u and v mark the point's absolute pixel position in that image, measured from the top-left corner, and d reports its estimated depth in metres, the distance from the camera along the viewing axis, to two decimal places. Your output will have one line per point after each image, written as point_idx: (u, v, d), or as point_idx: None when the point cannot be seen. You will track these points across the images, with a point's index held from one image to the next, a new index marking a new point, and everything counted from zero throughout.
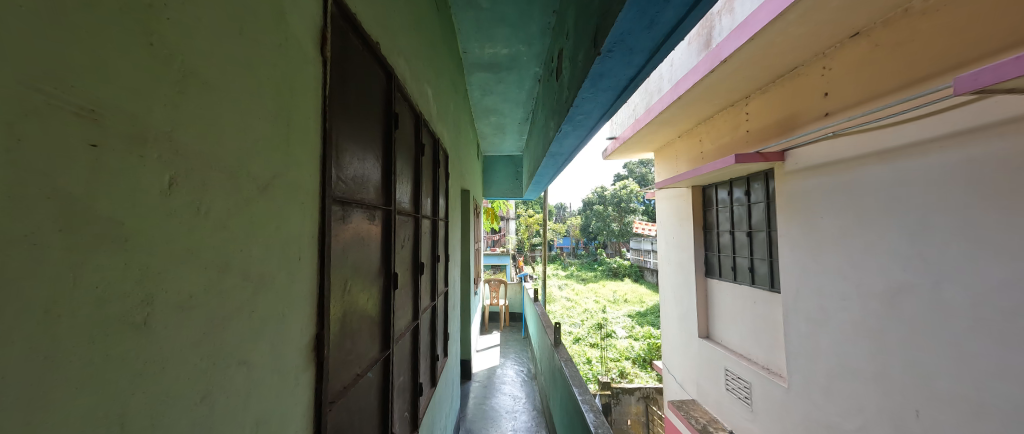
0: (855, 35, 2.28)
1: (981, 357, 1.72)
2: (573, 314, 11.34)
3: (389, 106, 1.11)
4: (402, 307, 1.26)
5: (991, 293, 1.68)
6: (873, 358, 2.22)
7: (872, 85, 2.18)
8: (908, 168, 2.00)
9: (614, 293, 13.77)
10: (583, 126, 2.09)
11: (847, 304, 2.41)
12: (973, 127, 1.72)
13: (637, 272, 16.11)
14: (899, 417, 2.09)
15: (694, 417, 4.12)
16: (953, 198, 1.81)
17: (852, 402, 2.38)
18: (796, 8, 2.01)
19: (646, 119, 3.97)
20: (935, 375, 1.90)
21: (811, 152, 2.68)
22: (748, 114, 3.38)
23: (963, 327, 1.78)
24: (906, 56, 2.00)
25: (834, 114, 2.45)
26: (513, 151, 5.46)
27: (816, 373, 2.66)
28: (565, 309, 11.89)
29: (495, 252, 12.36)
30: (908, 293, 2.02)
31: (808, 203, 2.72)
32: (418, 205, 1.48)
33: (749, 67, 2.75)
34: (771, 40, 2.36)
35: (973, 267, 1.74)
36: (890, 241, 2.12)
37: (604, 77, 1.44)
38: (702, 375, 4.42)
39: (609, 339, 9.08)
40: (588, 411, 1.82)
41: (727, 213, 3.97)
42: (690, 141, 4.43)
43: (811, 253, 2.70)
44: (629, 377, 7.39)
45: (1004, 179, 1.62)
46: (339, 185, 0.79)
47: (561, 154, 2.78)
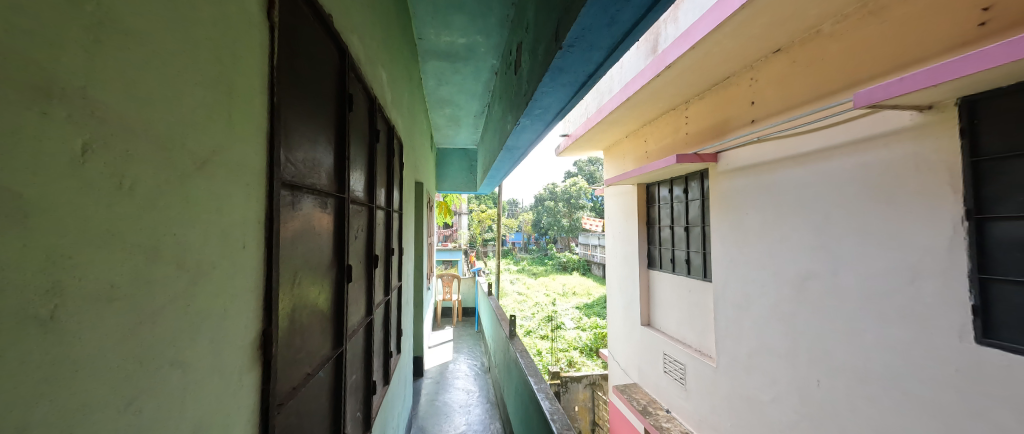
0: (777, 51, 2.54)
1: (867, 333, 2.01)
2: (524, 307, 11.61)
3: (343, 86, 1.03)
4: (355, 303, 1.19)
5: (875, 279, 1.96)
6: (787, 337, 2.51)
7: (791, 96, 2.45)
8: (819, 170, 2.27)
9: (563, 286, 14.27)
10: (540, 121, 2.12)
11: (766, 291, 2.70)
12: (866, 137, 1.99)
13: (586, 266, 16.83)
14: (806, 389, 2.38)
15: (635, 400, 4.41)
16: (850, 197, 2.08)
17: (769, 376, 2.69)
18: (730, 22, 2.18)
19: (597, 118, 4.13)
20: (834, 349, 2.19)
21: (740, 154, 2.95)
22: (687, 118, 3.63)
23: (855, 308, 2.07)
24: (817, 73, 2.26)
25: (760, 121, 2.72)
26: (467, 144, 5.40)
27: (740, 352, 2.96)
28: (517, 303, 12.12)
29: (448, 248, 12.20)
30: (815, 280, 2.30)
31: (737, 201, 2.99)
32: (372, 195, 1.40)
33: (690, 73, 2.95)
34: (710, 50, 2.54)
35: (864, 257, 2.02)
36: (802, 235, 2.40)
37: (565, 72, 1.44)
38: (643, 360, 4.70)
39: (558, 331, 9.41)
40: (544, 399, 1.87)
41: (668, 209, 4.25)
42: (636, 141, 4.68)
43: (738, 245, 2.98)
44: (576, 366, 7.74)
45: (888, 182, 1.89)
46: (288, 167, 0.72)
47: (517, 148, 2.80)
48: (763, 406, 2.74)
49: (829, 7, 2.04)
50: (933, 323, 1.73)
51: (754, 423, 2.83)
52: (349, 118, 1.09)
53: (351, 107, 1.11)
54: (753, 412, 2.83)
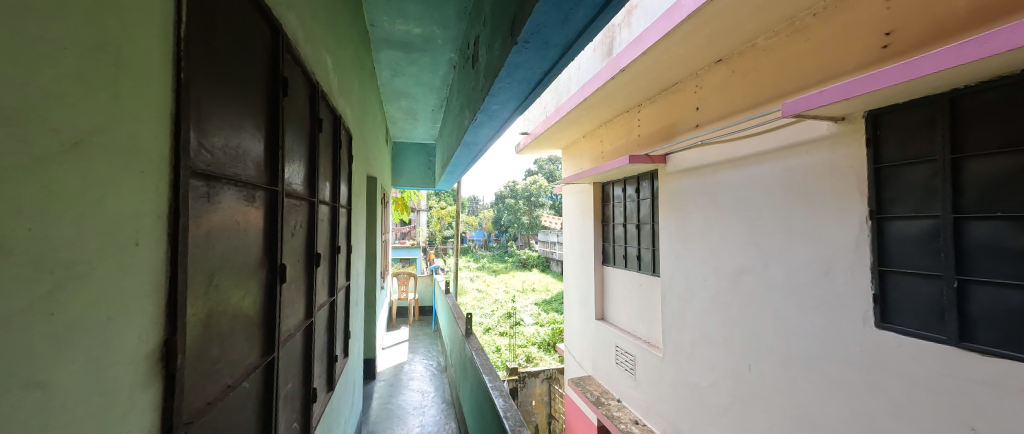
0: (718, 61, 2.72)
1: (790, 321, 2.22)
2: (484, 305, 11.60)
3: (275, 68, 0.95)
4: (291, 305, 1.10)
5: (797, 272, 2.17)
6: (724, 327, 2.72)
7: (730, 104, 2.63)
8: (753, 173, 2.46)
9: (523, 283, 14.44)
10: (497, 117, 2.10)
11: (707, 284, 2.88)
12: (792, 144, 2.19)
13: (545, 263, 17.13)
14: (740, 374, 2.58)
15: (589, 391, 4.56)
16: (778, 198, 2.28)
17: (708, 364, 2.89)
18: (677, 31, 2.30)
19: (556, 117, 4.19)
20: (763, 337, 2.40)
21: (686, 156, 3.12)
22: (640, 120, 3.79)
23: (781, 299, 2.27)
24: (752, 84, 2.45)
25: (703, 126, 2.91)
26: (425, 138, 5.25)
27: (683, 342, 3.16)
28: (476, 300, 12.08)
29: (405, 246, 11.85)
30: (749, 273, 2.50)
31: (682, 200, 3.18)
32: (313, 189, 1.31)
33: (642, 78, 3.08)
34: (660, 56, 2.66)
35: (789, 253, 2.22)
36: (737, 232, 2.60)
37: (520, 68, 1.44)
38: (597, 353, 4.86)
39: (517, 327, 9.51)
40: (498, 396, 1.87)
41: (621, 208, 4.42)
42: (593, 141, 4.82)
43: (683, 242, 3.16)
44: (534, 361, 7.87)
45: (808, 185, 2.10)
46: (201, 156, 0.64)
47: (474, 144, 2.75)
48: (703, 391, 2.93)
49: (763, 23, 2.21)
50: (842, 310, 1.94)
51: (695, 408, 3.02)
52: (284, 104, 1.00)
53: (286, 93, 1.02)
54: (694, 397, 3.03)
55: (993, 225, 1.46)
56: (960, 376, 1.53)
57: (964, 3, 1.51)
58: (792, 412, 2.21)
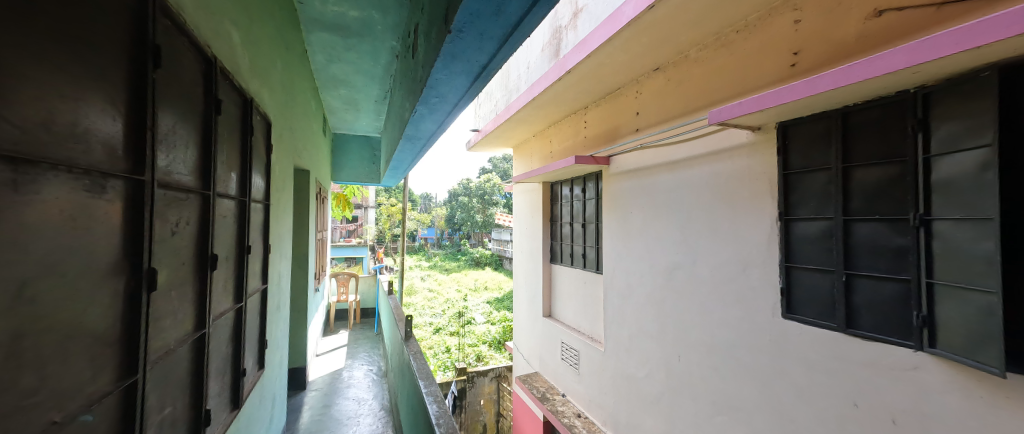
0: (656, 69, 2.87)
1: (714, 314, 2.40)
2: (435, 304, 11.36)
3: (141, 30, 0.74)
4: (174, 314, 0.91)
5: (721, 268, 2.35)
6: (659, 320, 2.87)
7: (666, 111, 2.78)
8: (684, 176, 2.63)
9: (475, 282, 14.37)
10: (440, 111, 2.00)
11: (645, 281, 3.03)
12: (717, 150, 2.36)
13: (497, 262, 17.20)
14: (671, 365, 2.74)
15: (535, 388, 4.61)
16: (705, 200, 2.45)
17: (644, 356, 3.04)
18: (618, 37, 2.38)
19: (505, 115, 4.18)
20: (691, 329, 2.57)
21: (627, 158, 3.26)
22: (586, 122, 3.89)
23: (707, 293, 2.44)
24: (685, 92, 2.61)
25: (642, 130, 3.05)
26: (369, 131, 4.97)
27: (622, 336, 3.30)
28: (427, 300, 11.80)
29: (351, 244, 11.23)
30: (680, 270, 2.67)
31: (623, 201, 3.31)
32: (210, 181, 1.10)
33: (587, 81, 3.15)
34: (603, 60, 2.74)
35: (713, 250, 2.40)
36: (670, 231, 2.76)
37: (458, 59, 1.38)
38: (544, 350, 4.94)
39: (468, 326, 9.43)
40: (432, 403, 1.81)
41: (568, 207, 4.52)
42: (542, 141, 4.88)
43: (624, 241, 3.30)
44: (484, 360, 7.83)
45: (731, 188, 2.27)
46: (5, 132, 0.48)
47: (418, 138, 2.60)
48: (639, 382, 3.09)
49: (694, 36, 2.36)
50: (757, 303, 2.13)
51: (632, 399, 3.17)
52: (156, 76, 0.79)
53: (161, 63, 0.81)
54: (632, 389, 3.18)
55: (873, 226, 1.67)
56: (848, 357, 1.74)
57: (854, 30, 1.70)
58: (714, 397, 2.39)
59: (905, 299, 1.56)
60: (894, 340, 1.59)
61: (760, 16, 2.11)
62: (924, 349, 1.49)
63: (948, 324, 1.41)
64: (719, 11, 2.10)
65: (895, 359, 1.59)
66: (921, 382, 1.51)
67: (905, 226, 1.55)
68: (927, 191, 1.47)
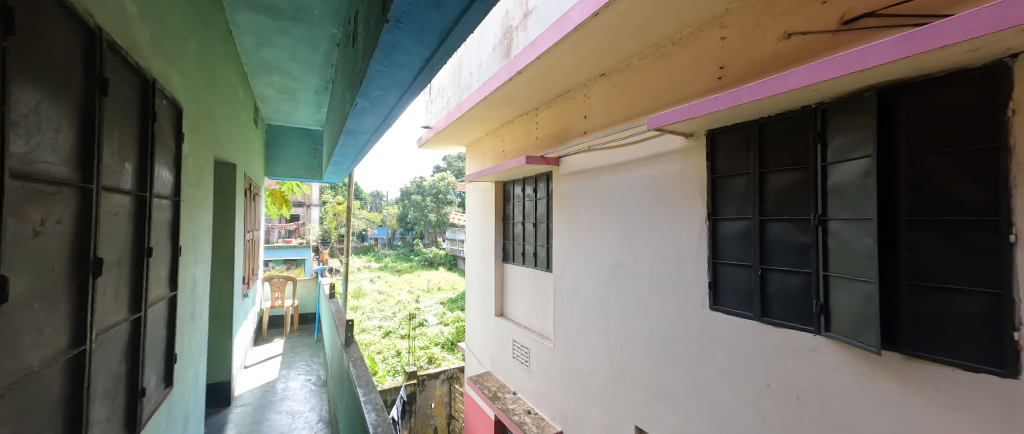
0: (602, 75, 2.98)
1: (652, 308, 2.55)
2: (385, 307, 10.92)
3: None
4: (38, 329, 0.77)
5: (658, 265, 2.50)
6: (603, 316, 2.99)
7: (611, 115, 2.91)
8: (627, 178, 2.76)
9: (428, 282, 14.03)
10: (383, 104, 1.91)
11: (591, 278, 3.14)
12: (655, 154, 2.51)
13: (451, 261, 16.94)
14: (615, 357, 2.87)
15: (486, 387, 4.59)
16: (645, 200, 2.59)
17: (590, 350, 3.15)
18: (565, 41, 2.43)
19: (457, 113, 4.11)
20: (632, 323, 2.71)
21: (575, 160, 3.36)
22: (537, 123, 3.95)
23: (646, 289, 2.59)
24: (628, 98, 2.74)
25: (590, 133, 3.16)
26: (310, 124, 4.64)
27: (570, 332, 3.40)
28: (376, 303, 11.31)
29: (291, 245, 10.45)
30: (622, 267, 2.80)
31: (572, 201, 3.41)
32: (94, 172, 0.94)
33: (537, 83, 3.19)
34: (552, 63, 2.79)
35: (651, 248, 2.54)
36: (614, 230, 2.88)
37: (398, 51, 1.32)
38: (495, 349, 4.93)
39: (419, 329, 9.18)
40: (370, 412, 1.72)
41: (520, 207, 4.56)
42: (494, 141, 4.88)
43: (572, 240, 3.39)
44: (436, 362, 7.66)
45: (667, 189, 2.43)
46: None
47: (361, 132, 2.46)
48: (585, 376, 3.19)
49: (635, 45, 2.48)
50: (690, 296, 2.29)
51: (579, 392, 3.27)
52: (8, 44, 0.65)
53: (14, 28, 0.66)
54: (579, 382, 3.28)
55: (784, 225, 1.87)
56: (763, 344, 1.93)
57: (769, 49, 1.89)
58: (652, 386, 2.54)
59: (807, 290, 1.77)
60: (798, 326, 1.80)
61: (692, 31, 2.26)
62: (822, 333, 1.69)
63: (839, 311, 1.62)
64: (657, 23, 2.22)
65: (800, 342, 1.79)
66: (820, 362, 1.72)
67: (808, 225, 1.76)
68: (824, 194, 1.68)
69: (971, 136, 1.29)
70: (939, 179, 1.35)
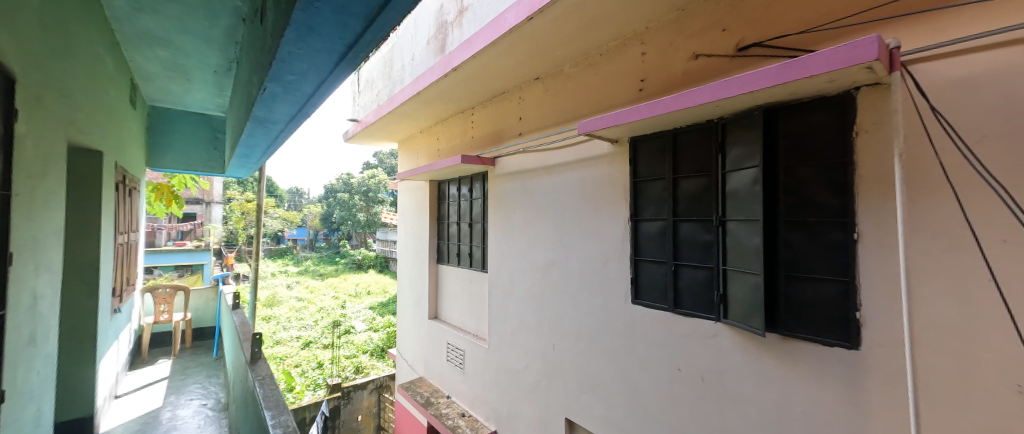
0: (536, 79, 3.04)
1: (581, 304, 2.65)
2: (305, 315, 9.97)
3: None
4: None
5: (587, 264, 2.61)
6: (537, 314, 3.04)
7: (545, 118, 2.97)
8: (559, 179, 2.84)
9: (356, 286, 13.14)
10: (298, 91, 1.71)
11: (525, 277, 3.18)
12: (585, 157, 2.62)
13: (382, 263, 16.10)
14: (547, 354, 2.93)
15: (419, 394, 4.40)
16: (576, 201, 2.69)
17: (523, 349, 3.18)
18: (501, 42, 2.42)
19: (388, 107, 3.89)
20: (563, 319, 2.79)
21: (511, 161, 3.37)
22: (473, 122, 3.90)
23: (576, 286, 2.68)
24: (561, 103, 2.82)
25: (524, 135, 3.20)
26: (209, 109, 4.01)
27: (504, 331, 3.41)
28: (295, 311, 10.29)
29: (188, 248, 9.01)
30: (555, 266, 2.87)
31: (507, 201, 3.42)
32: None
33: (472, 82, 3.14)
34: (487, 63, 2.76)
35: (581, 247, 2.65)
36: (547, 230, 2.95)
37: (316, 33, 1.18)
38: (429, 352, 4.77)
39: (345, 337, 8.55)
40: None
41: (455, 207, 4.46)
42: (429, 138, 4.71)
43: (507, 240, 3.40)
44: (364, 371, 7.18)
45: (596, 191, 2.54)
46: None
47: (273, 122, 2.18)
48: (519, 374, 3.22)
49: (567, 52, 2.57)
50: (615, 292, 2.43)
51: (513, 390, 3.29)
52: None
53: None
54: (513, 381, 3.29)
55: (693, 225, 2.06)
56: (676, 333, 2.11)
57: (681, 66, 2.07)
58: (581, 379, 2.64)
59: (710, 283, 1.97)
60: (702, 315, 2.00)
61: (618, 44, 2.40)
62: (721, 321, 1.90)
63: (735, 301, 1.83)
64: (587, 34, 2.32)
65: (704, 330, 1.99)
66: (720, 346, 1.92)
67: (711, 224, 1.97)
68: (723, 197, 1.89)
69: (830, 152, 1.54)
70: (809, 186, 1.60)
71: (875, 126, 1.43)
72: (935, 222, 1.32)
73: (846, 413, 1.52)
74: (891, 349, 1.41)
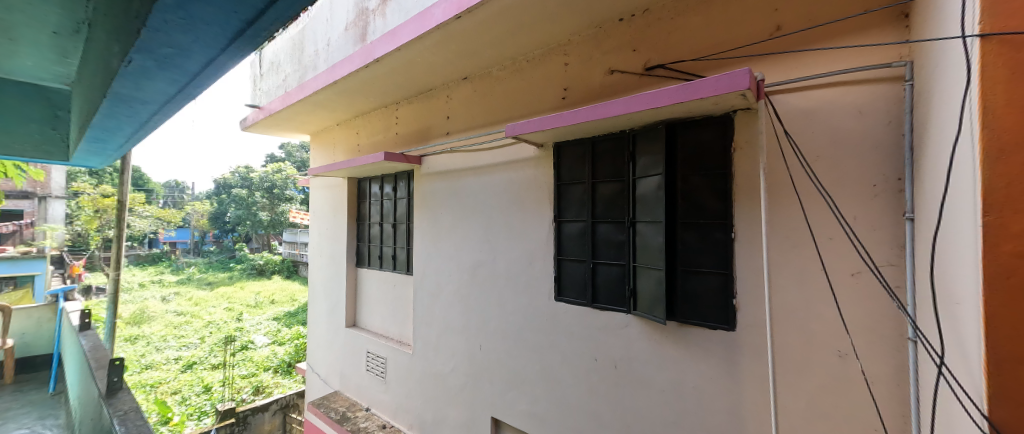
0: (464, 79, 3.01)
1: (507, 304, 2.69)
2: (188, 333, 8.49)
3: None
4: None
5: (514, 264, 2.65)
6: (463, 315, 3.00)
7: (473, 119, 2.96)
8: (486, 180, 2.84)
9: (257, 295, 11.59)
10: (179, 68, 1.43)
11: (452, 279, 3.12)
12: (513, 159, 2.66)
13: (290, 268, 14.47)
14: (474, 355, 2.91)
15: (333, 409, 4.04)
16: (503, 203, 2.72)
17: (449, 351, 3.12)
18: (428, 38, 2.34)
19: (298, 95, 3.50)
20: (490, 319, 2.80)
21: (438, 160, 3.29)
22: (397, 118, 3.72)
23: (503, 286, 2.72)
24: (489, 104, 2.83)
25: (453, 134, 3.14)
26: None
27: (429, 335, 3.30)
28: (174, 328, 8.70)
29: (12, 255, 7.02)
30: (482, 267, 2.87)
31: (433, 201, 3.32)
32: None
33: (397, 75, 2.98)
34: (413, 58, 2.64)
35: (507, 248, 2.69)
36: (474, 231, 2.94)
37: (202, 2, 1.00)
38: (345, 364, 4.40)
39: (242, 354, 7.48)
40: None
41: (377, 206, 4.20)
42: (347, 132, 4.36)
43: (433, 241, 3.31)
44: (266, 390, 6.37)
45: (523, 193, 2.61)
46: None
47: (143, 102, 1.80)
48: (445, 377, 3.15)
49: (495, 55, 2.59)
50: (539, 290, 2.51)
51: (438, 395, 3.20)
52: None
53: None
54: (438, 386, 3.20)
55: (608, 226, 2.22)
56: (594, 326, 2.26)
57: (599, 79, 2.23)
58: (507, 377, 2.67)
59: (622, 279, 2.15)
60: (615, 308, 2.17)
61: (543, 52, 2.50)
62: (631, 313, 2.09)
63: (642, 294, 2.02)
64: (515, 39, 2.36)
65: (618, 322, 2.16)
66: (630, 335, 2.10)
67: (624, 225, 2.14)
68: (634, 201, 2.08)
69: (716, 163, 1.79)
70: (701, 192, 1.84)
71: (749, 143, 1.70)
72: (789, 223, 1.61)
73: (727, 386, 1.77)
74: (759, 329, 1.69)
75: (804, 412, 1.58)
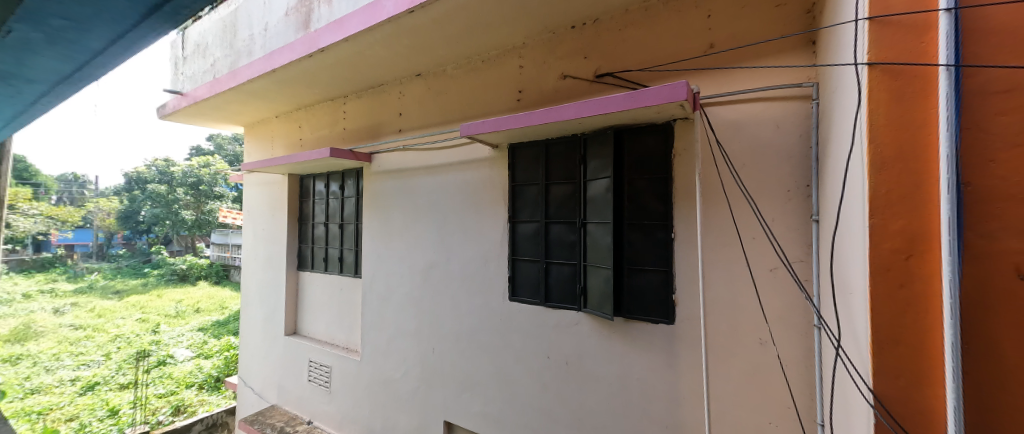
0: (418, 75, 2.93)
1: (461, 305, 2.66)
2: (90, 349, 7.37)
3: None
4: None
5: (468, 265, 2.63)
6: (416, 318, 2.92)
7: (427, 117, 2.88)
8: (440, 179, 2.79)
9: (178, 304, 10.36)
10: (79, 45, 1.25)
11: (404, 281, 3.02)
12: (467, 159, 2.64)
13: (220, 273, 13.12)
14: (426, 358, 2.84)
15: (270, 425, 3.72)
16: (457, 203, 2.69)
17: (400, 356, 3.01)
18: (378, 30, 2.24)
19: (230, 83, 3.18)
20: (443, 321, 2.75)
21: (389, 158, 3.16)
22: (345, 113, 3.52)
23: (457, 287, 2.68)
24: (444, 102, 2.78)
25: (405, 132, 3.04)
26: None
27: (379, 340, 3.16)
28: (71, 345, 7.51)
29: None
30: (435, 268, 2.81)
31: (384, 201, 3.19)
32: None
33: (345, 68, 2.83)
34: (362, 50, 2.52)
35: (461, 248, 2.66)
36: (427, 232, 2.87)
37: None
38: (283, 375, 4.08)
39: (159, 370, 6.65)
40: None
41: (322, 205, 3.95)
42: (288, 125, 4.05)
43: (383, 242, 3.17)
44: (189, 409, 5.72)
45: (478, 193, 2.59)
46: None
47: (30, 80, 1.53)
48: (396, 383, 3.03)
49: (450, 53, 2.54)
50: (494, 290, 2.51)
51: (389, 402, 3.08)
52: None
53: None
54: (388, 393, 3.08)
55: (561, 226, 2.28)
56: (546, 325, 2.30)
57: (553, 83, 2.28)
58: (461, 379, 2.64)
59: (573, 278, 2.22)
60: (566, 306, 2.23)
61: (499, 53, 2.50)
62: (582, 310, 2.16)
63: (592, 292, 2.10)
64: (470, 38, 2.34)
65: (569, 319, 2.22)
66: (580, 332, 2.18)
67: (575, 226, 2.21)
68: (585, 202, 2.15)
69: (659, 168, 1.91)
70: (646, 194, 1.95)
71: (687, 149, 1.83)
72: (721, 224, 1.76)
73: (668, 376, 1.90)
74: (695, 321, 1.82)
75: (732, 395, 1.74)
